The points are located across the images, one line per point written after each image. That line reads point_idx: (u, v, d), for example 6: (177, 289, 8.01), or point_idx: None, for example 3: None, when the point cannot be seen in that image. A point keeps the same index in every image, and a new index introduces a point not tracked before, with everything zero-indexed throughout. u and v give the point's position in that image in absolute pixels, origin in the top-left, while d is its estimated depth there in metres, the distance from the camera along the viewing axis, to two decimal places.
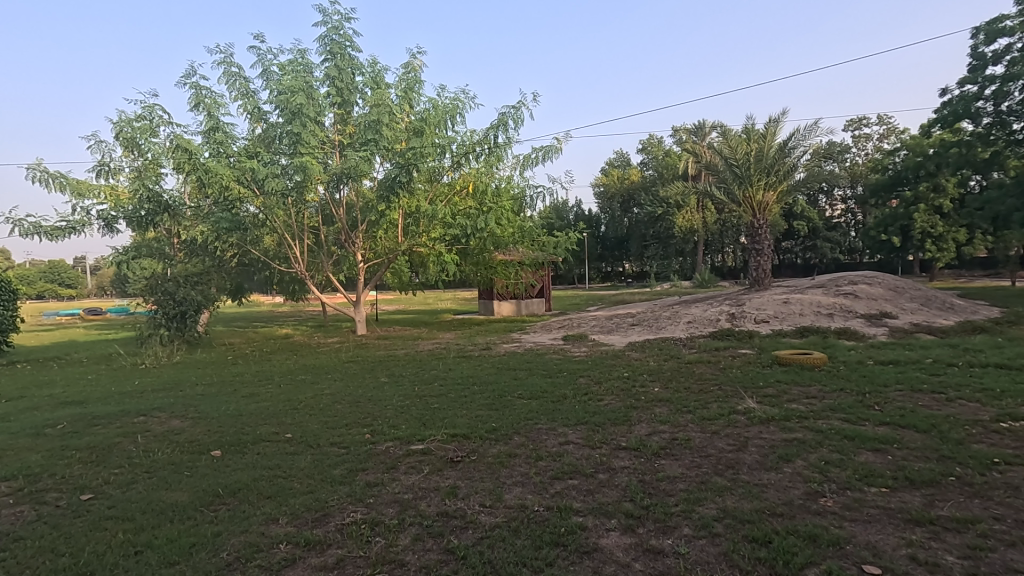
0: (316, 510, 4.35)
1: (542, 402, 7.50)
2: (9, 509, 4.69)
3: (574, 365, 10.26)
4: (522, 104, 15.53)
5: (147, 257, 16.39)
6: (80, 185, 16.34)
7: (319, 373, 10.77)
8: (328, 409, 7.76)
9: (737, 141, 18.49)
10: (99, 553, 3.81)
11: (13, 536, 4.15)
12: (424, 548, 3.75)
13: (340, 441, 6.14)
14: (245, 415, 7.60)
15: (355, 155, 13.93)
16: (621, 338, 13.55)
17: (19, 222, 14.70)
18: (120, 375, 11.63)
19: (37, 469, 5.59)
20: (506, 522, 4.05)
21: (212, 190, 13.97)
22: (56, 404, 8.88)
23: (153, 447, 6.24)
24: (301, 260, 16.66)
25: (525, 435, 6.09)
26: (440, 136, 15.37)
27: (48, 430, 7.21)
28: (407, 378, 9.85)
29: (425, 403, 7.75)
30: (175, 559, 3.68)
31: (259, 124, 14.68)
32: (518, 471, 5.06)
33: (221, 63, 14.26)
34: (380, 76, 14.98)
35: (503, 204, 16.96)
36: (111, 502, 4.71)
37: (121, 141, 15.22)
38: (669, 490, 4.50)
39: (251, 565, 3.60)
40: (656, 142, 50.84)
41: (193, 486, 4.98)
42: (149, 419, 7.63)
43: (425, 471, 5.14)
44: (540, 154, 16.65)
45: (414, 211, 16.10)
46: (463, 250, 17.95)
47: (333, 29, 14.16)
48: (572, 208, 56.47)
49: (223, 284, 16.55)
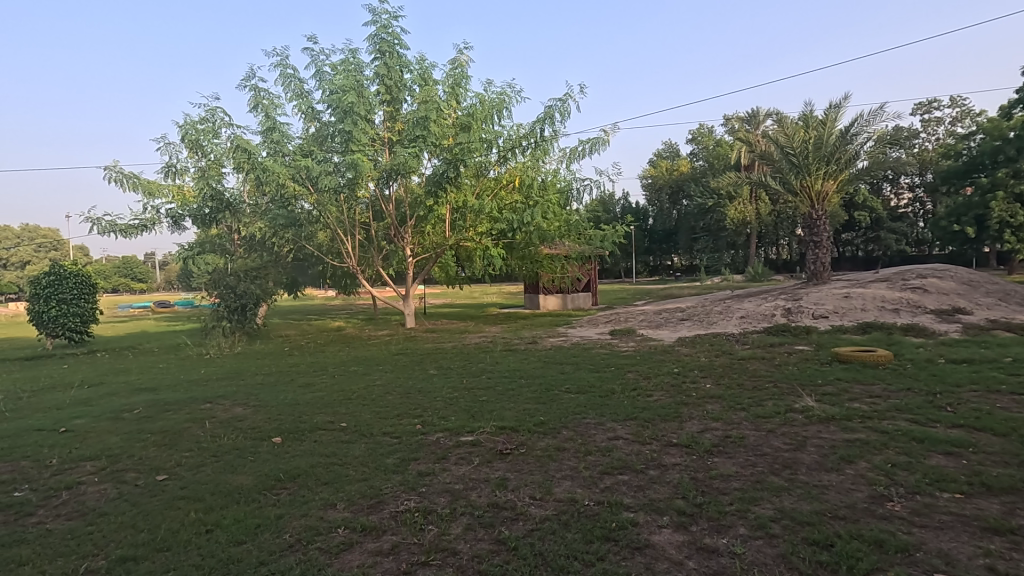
0: (371, 497, 4.49)
1: (590, 397, 7.45)
2: (94, 487, 5.07)
3: (621, 359, 10.14)
4: (569, 96, 15.39)
5: (210, 252, 17.26)
6: (150, 184, 17.37)
7: (370, 365, 11.06)
8: (380, 399, 7.98)
9: (793, 129, 17.69)
10: (174, 530, 4.06)
11: (98, 512, 4.48)
12: (475, 537, 3.81)
13: (392, 431, 6.31)
14: (301, 404, 7.91)
15: (404, 152, 14.17)
16: (671, 333, 13.28)
17: (97, 220, 15.79)
18: (187, 364, 12.37)
19: (117, 451, 6.02)
20: (557, 515, 4.06)
21: (269, 188, 14.51)
22: (131, 390, 9.54)
23: (219, 433, 6.59)
24: (352, 255, 17.15)
25: (573, 430, 6.07)
26: (487, 131, 15.46)
27: (126, 415, 7.74)
28: (455, 370, 10.01)
29: (473, 396, 7.86)
30: (241, 539, 3.89)
31: (313, 124, 15.15)
32: (567, 465, 5.05)
33: (277, 65, 14.77)
34: (428, 72, 15.17)
35: (550, 197, 16.92)
36: (183, 483, 5.01)
37: (186, 142, 16.02)
38: (723, 489, 4.39)
39: (312, 547, 3.75)
40: (707, 131, 49.41)
41: (255, 471, 5.23)
42: (215, 406, 8.08)
43: (475, 462, 5.22)
44: (587, 147, 16.47)
45: (461, 206, 16.26)
46: (510, 244, 18.03)
47: (382, 28, 14.42)
48: (619, 201, 55.70)
49: (280, 279, 17.23)
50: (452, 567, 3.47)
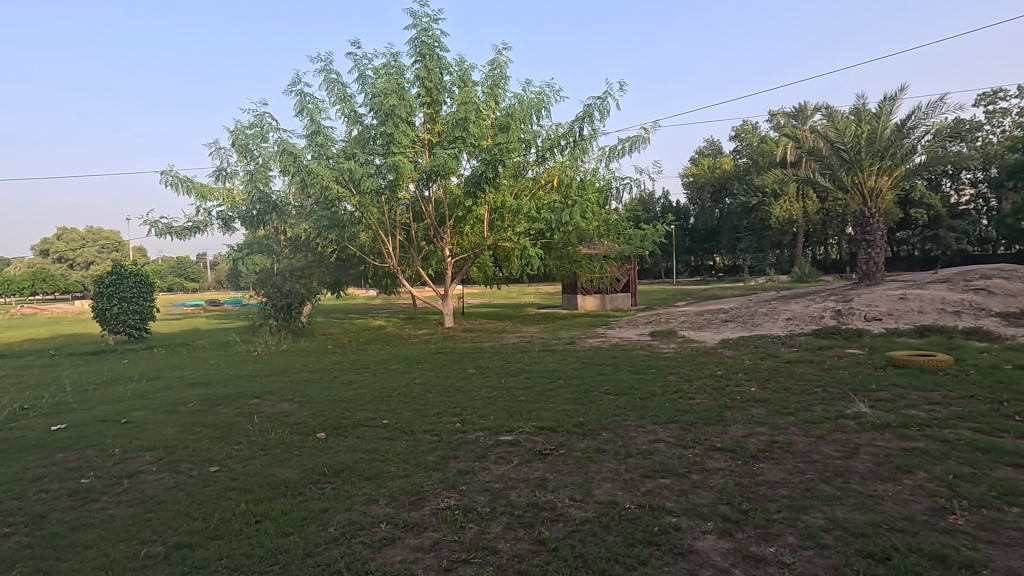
0: (412, 494, 4.56)
1: (630, 399, 7.34)
2: (153, 476, 5.32)
3: (662, 361, 9.96)
4: (608, 94, 15.23)
5: (258, 252, 17.90)
6: (203, 188, 18.14)
7: (410, 363, 11.23)
8: (420, 397, 8.09)
9: (844, 123, 17.00)
10: (226, 520, 4.23)
11: (156, 500, 4.70)
12: (515, 537, 3.81)
13: (432, 429, 6.38)
14: (343, 401, 8.10)
15: (444, 153, 14.33)
16: (713, 335, 12.97)
17: (155, 222, 16.62)
18: (237, 360, 12.86)
19: (173, 442, 6.30)
20: (597, 517, 4.02)
21: (314, 190, 14.91)
22: (186, 385, 9.99)
23: (267, 427, 6.81)
24: (393, 255, 17.46)
25: (613, 432, 6.01)
26: (525, 131, 15.49)
27: (181, 408, 8.11)
28: (493, 370, 10.05)
29: (511, 395, 7.87)
30: (289, 530, 4.00)
31: (355, 127, 15.49)
32: (607, 467, 5.00)
33: (322, 71, 15.17)
34: (467, 74, 15.30)
35: (588, 197, 16.79)
36: (234, 474, 5.21)
37: (236, 147, 16.67)
38: (771, 496, 4.25)
39: (355, 541, 3.82)
40: (751, 127, 48.09)
41: (301, 464, 5.39)
42: (262, 401, 8.35)
43: (514, 461, 5.22)
44: (627, 145, 16.27)
45: (499, 206, 16.33)
46: (548, 244, 17.99)
47: (422, 31, 14.61)
48: (658, 200, 54.78)
49: (324, 278, 17.72)
50: (492, 566, 3.48)
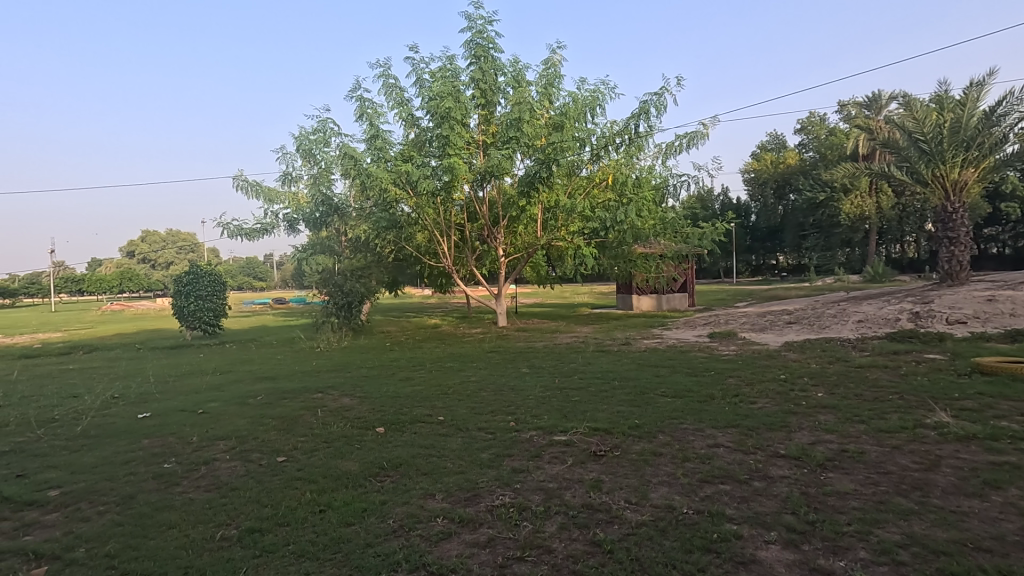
0: (468, 490, 4.63)
1: (687, 402, 7.16)
2: (227, 463, 5.66)
3: (721, 363, 9.65)
4: (665, 90, 14.90)
5: (321, 253, 18.67)
6: (270, 192, 19.12)
7: (465, 361, 11.40)
8: (474, 395, 8.21)
9: (925, 112, 15.87)
10: (293, 508, 4.44)
11: (229, 486, 5.01)
12: (570, 537, 3.80)
13: (486, 426, 6.46)
14: (401, 397, 8.33)
15: (498, 154, 14.46)
16: (777, 337, 12.44)
17: (227, 224, 17.66)
18: (301, 356, 13.48)
19: (244, 432, 6.68)
20: (653, 521, 3.95)
21: (373, 192, 15.38)
22: (256, 378, 10.56)
23: (329, 421, 7.11)
24: (448, 255, 17.78)
25: (669, 434, 5.88)
26: (580, 129, 15.41)
27: (251, 400, 8.58)
28: (547, 369, 10.04)
29: (565, 395, 7.85)
30: (351, 520, 4.16)
31: (412, 130, 15.86)
32: (663, 470, 4.90)
33: (380, 76, 15.63)
34: (521, 74, 15.36)
35: (644, 195, 16.49)
36: (300, 465, 5.46)
37: (301, 152, 17.47)
38: (841, 507, 4.03)
39: (413, 534, 3.93)
40: (818, 119, 45.75)
41: (362, 458, 5.58)
42: (325, 395, 8.72)
43: (568, 462, 5.21)
44: (684, 141, 15.86)
45: (553, 205, 16.32)
46: (602, 243, 17.80)
47: (477, 33, 14.80)
48: (717, 197, 53.07)
49: (382, 278, 18.28)
50: (547, 565, 3.48)
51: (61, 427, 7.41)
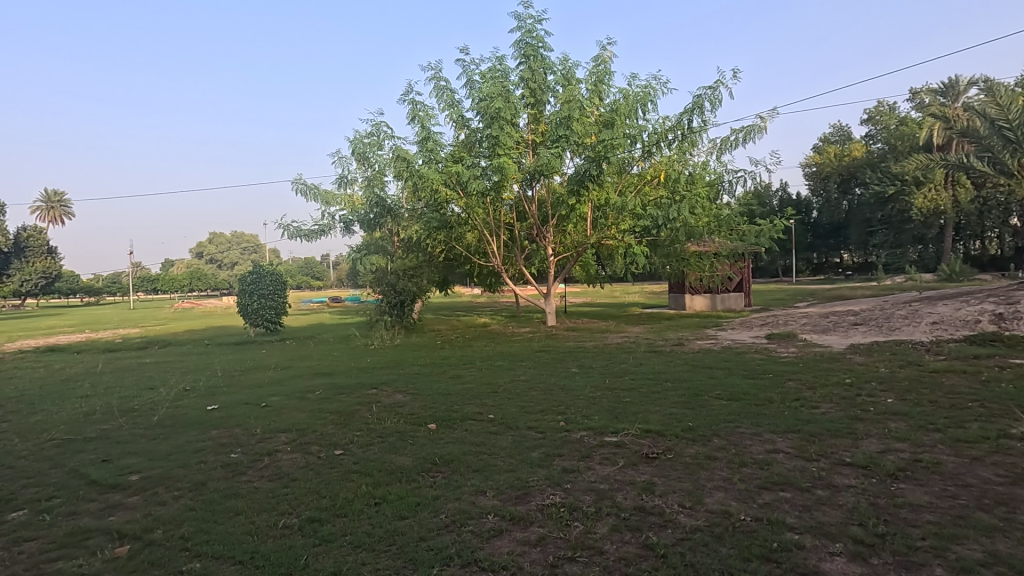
0: (518, 488, 4.65)
1: (744, 405, 6.92)
2: (288, 455, 5.92)
3: (780, 366, 9.27)
4: (720, 83, 14.46)
5: (375, 253, 19.20)
6: (327, 194, 19.82)
7: (514, 360, 11.45)
8: (524, 394, 8.23)
9: (1010, 97, 14.67)
10: (350, 500, 4.59)
11: (290, 477, 5.23)
12: (622, 540, 3.75)
13: (536, 425, 6.46)
14: (452, 394, 8.46)
15: (547, 153, 14.43)
16: (841, 339, 11.83)
17: (287, 226, 18.45)
18: (356, 353, 13.93)
19: (304, 426, 6.96)
20: (708, 526, 3.84)
21: (425, 193, 15.69)
22: (314, 374, 10.99)
23: (383, 416, 7.31)
24: (497, 254, 17.91)
25: (725, 438, 5.70)
26: (631, 126, 15.18)
27: (310, 395, 8.93)
28: (597, 369, 9.94)
29: (616, 396, 7.74)
30: (404, 514, 4.26)
31: (462, 131, 16.05)
32: (719, 475, 4.76)
33: (432, 78, 15.90)
34: (571, 72, 15.26)
35: (698, 191, 16.05)
36: (355, 459, 5.64)
37: (356, 155, 18.01)
38: (914, 521, 3.79)
39: (465, 529, 3.98)
40: (887, 108, 43.18)
41: (414, 453, 5.70)
42: (379, 391, 8.96)
43: (619, 463, 5.14)
44: (741, 136, 15.33)
45: (603, 204, 16.13)
46: (654, 241, 17.46)
47: (527, 32, 14.81)
48: (776, 193, 50.97)
49: (433, 277, 18.61)
50: (598, 566, 3.45)
51: (140, 416, 7.96)
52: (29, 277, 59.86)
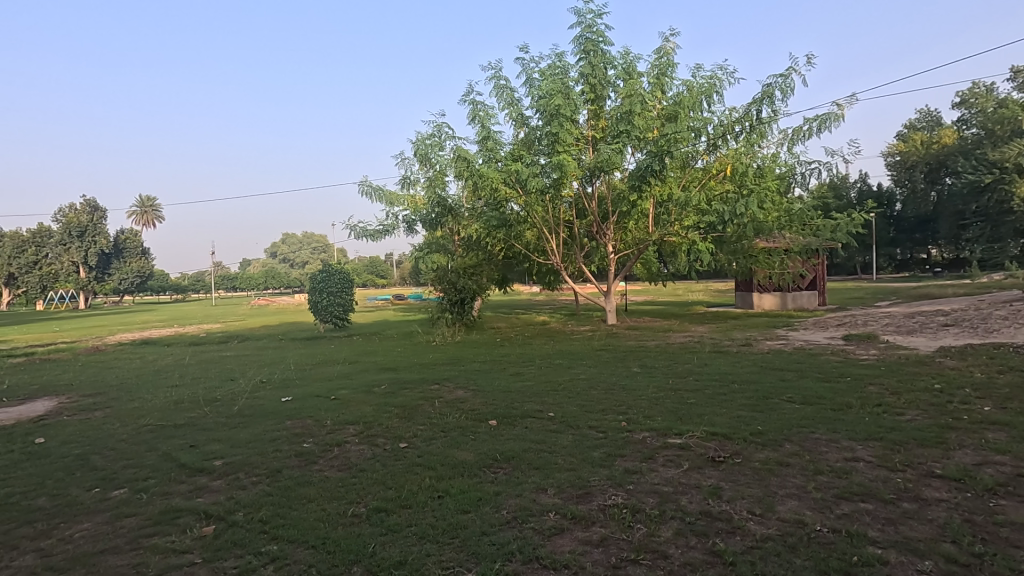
0: (579, 487, 4.62)
1: (819, 410, 6.55)
2: (356, 446, 6.16)
3: (859, 369, 8.71)
4: (792, 70, 13.73)
5: (437, 252, 19.63)
6: (391, 195, 20.44)
7: (574, 359, 11.38)
8: (584, 393, 8.16)
9: None
10: (414, 492, 4.72)
11: (358, 467, 5.44)
12: (687, 544, 3.64)
13: (597, 425, 6.39)
14: (512, 391, 8.51)
15: (607, 149, 14.22)
16: (929, 341, 10.96)
17: (354, 226, 19.19)
18: (418, 349, 14.30)
19: (371, 418, 7.22)
20: (780, 535, 3.67)
21: (485, 192, 15.85)
22: (380, 369, 11.38)
23: (446, 411, 7.46)
24: (557, 252, 17.84)
25: (798, 444, 5.42)
26: (695, 118, 14.68)
27: (376, 389, 9.25)
28: (659, 369, 9.72)
29: (679, 397, 7.53)
30: (467, 508, 4.33)
31: (522, 129, 16.10)
32: (792, 482, 4.53)
33: (492, 78, 16.04)
34: (632, 65, 14.96)
35: (767, 185, 15.33)
36: (419, 452, 5.79)
37: (418, 156, 18.47)
38: (1017, 541, 3.45)
39: (526, 526, 4.00)
40: (983, 90, 39.58)
41: (476, 449, 5.79)
42: (441, 387, 9.16)
43: (684, 466, 4.99)
44: (815, 125, 14.50)
45: (666, 199, 15.71)
46: (719, 237, 16.84)
47: (587, 28, 14.65)
48: (853, 185, 47.87)
49: (493, 275, 18.79)
50: (662, 570, 3.37)
51: (223, 405, 8.53)
52: (126, 276, 65.41)
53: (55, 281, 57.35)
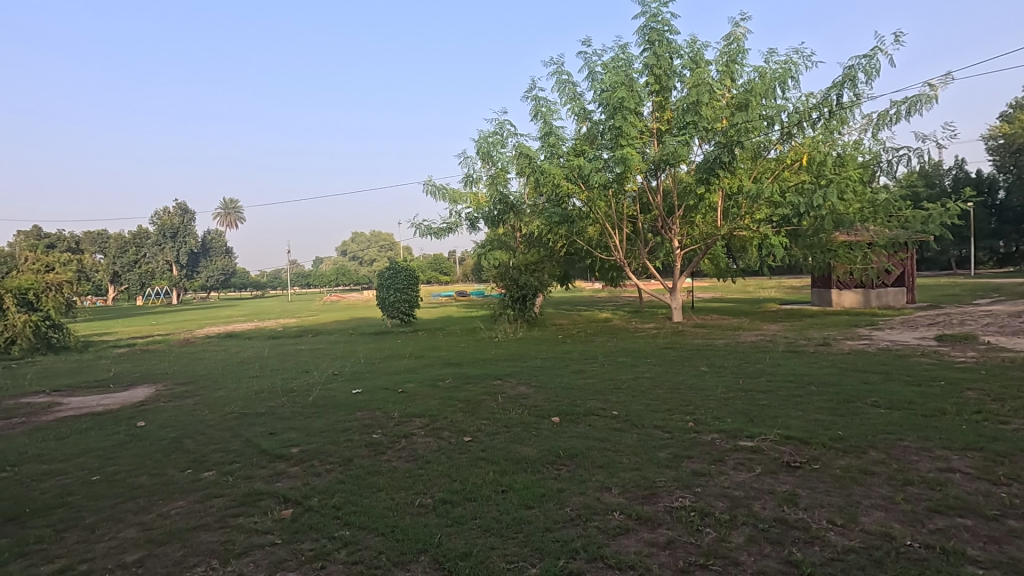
0: (645, 488, 4.52)
1: (908, 415, 6.08)
2: (422, 438, 6.33)
3: (955, 372, 8.01)
4: (877, 50, 12.78)
5: (499, 248, 19.81)
6: (455, 193, 20.80)
7: (639, 357, 11.15)
8: (649, 391, 7.99)
9: None
10: (478, 485, 4.79)
11: (424, 459, 5.58)
12: (760, 552, 3.49)
13: (663, 425, 6.24)
14: (575, 389, 8.46)
15: (673, 141, 13.80)
16: None
17: (419, 225, 19.69)
18: (481, 345, 14.50)
19: (436, 412, 7.39)
20: (864, 548, 3.43)
21: (546, 189, 15.80)
22: (444, 363, 11.64)
23: (509, 407, 7.52)
24: (620, 248, 17.54)
25: (884, 452, 5.05)
26: (768, 106, 13.97)
27: (440, 383, 9.46)
28: (728, 369, 9.36)
29: (750, 398, 7.21)
30: (530, 504, 4.34)
31: (584, 124, 15.94)
32: (877, 492, 4.23)
33: (554, 73, 15.97)
34: (700, 54, 14.43)
35: (848, 174, 14.37)
36: (482, 446, 5.87)
37: (481, 155, 18.68)
38: None
39: (591, 525, 3.96)
40: None
41: (539, 445, 5.79)
42: (504, 383, 9.24)
43: (757, 470, 4.78)
44: (904, 108, 13.43)
45: (736, 192, 15.06)
46: (794, 231, 15.97)
47: (652, 17, 14.28)
48: (947, 172, 44.06)
49: (555, 272, 18.73)
50: None
51: (299, 396, 9.00)
52: (212, 273, 70.33)
53: (152, 279, 62.46)
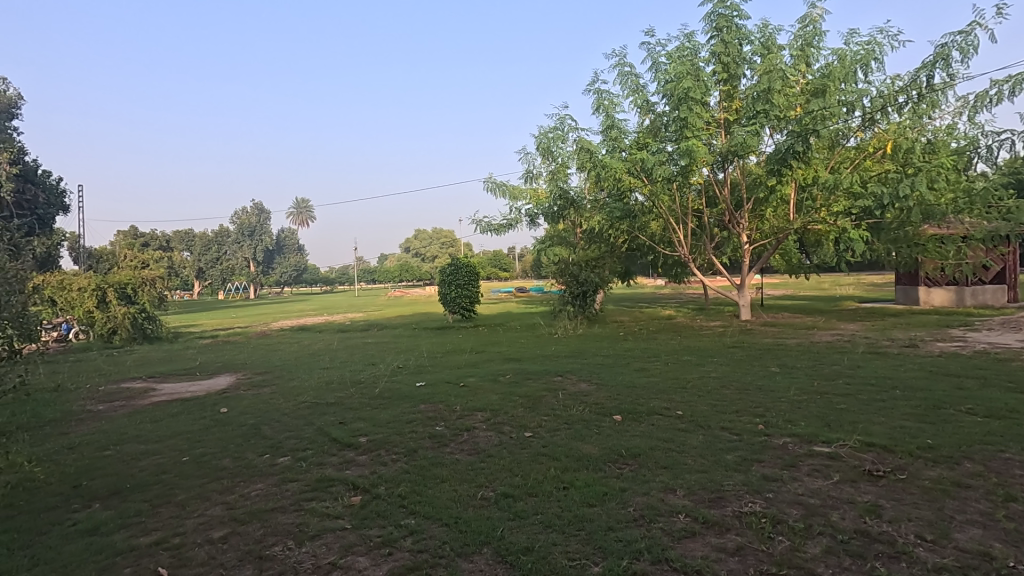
0: (712, 491, 4.37)
1: (1010, 425, 5.55)
2: (483, 432, 6.41)
3: None
4: (975, 25, 11.69)
5: (559, 244, 19.73)
6: (515, 190, 20.89)
7: (704, 356, 10.80)
8: (715, 392, 7.72)
9: None
10: (539, 481, 4.80)
11: (486, 453, 5.65)
12: (839, 564, 3.29)
13: (731, 426, 6.01)
14: (637, 387, 8.30)
15: (742, 131, 13.21)
16: None
17: (479, 221, 19.94)
18: (541, 341, 14.50)
19: (497, 407, 7.47)
20: (959, 568, 3.17)
21: (608, 183, 15.54)
22: (504, 359, 11.73)
23: (569, 403, 7.49)
24: (685, 243, 17.01)
25: (981, 464, 4.64)
26: (848, 91, 13.08)
27: (501, 378, 9.55)
28: (802, 370, 8.88)
29: (827, 401, 6.82)
30: (593, 502, 4.30)
31: (647, 116, 15.56)
32: (973, 507, 3.89)
33: (616, 65, 15.65)
34: (772, 38, 13.73)
35: (939, 161, 13.27)
36: (543, 442, 5.88)
37: (541, 150, 18.64)
38: None
39: (655, 526, 3.88)
40: None
41: (600, 443, 5.72)
42: (565, 379, 9.21)
43: (834, 478, 4.51)
44: (1006, 87, 12.19)
45: (810, 183, 14.25)
46: (876, 224, 14.91)
47: (720, 3, 13.72)
48: None
49: (616, 268, 18.43)
50: None
51: (366, 388, 9.34)
52: (286, 269, 74.17)
53: (232, 274, 66.60)
